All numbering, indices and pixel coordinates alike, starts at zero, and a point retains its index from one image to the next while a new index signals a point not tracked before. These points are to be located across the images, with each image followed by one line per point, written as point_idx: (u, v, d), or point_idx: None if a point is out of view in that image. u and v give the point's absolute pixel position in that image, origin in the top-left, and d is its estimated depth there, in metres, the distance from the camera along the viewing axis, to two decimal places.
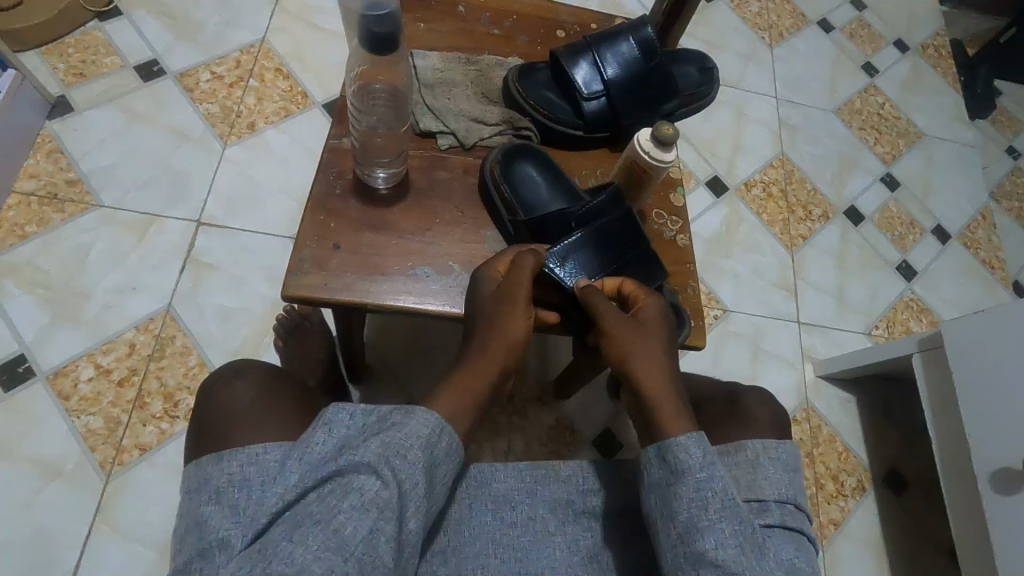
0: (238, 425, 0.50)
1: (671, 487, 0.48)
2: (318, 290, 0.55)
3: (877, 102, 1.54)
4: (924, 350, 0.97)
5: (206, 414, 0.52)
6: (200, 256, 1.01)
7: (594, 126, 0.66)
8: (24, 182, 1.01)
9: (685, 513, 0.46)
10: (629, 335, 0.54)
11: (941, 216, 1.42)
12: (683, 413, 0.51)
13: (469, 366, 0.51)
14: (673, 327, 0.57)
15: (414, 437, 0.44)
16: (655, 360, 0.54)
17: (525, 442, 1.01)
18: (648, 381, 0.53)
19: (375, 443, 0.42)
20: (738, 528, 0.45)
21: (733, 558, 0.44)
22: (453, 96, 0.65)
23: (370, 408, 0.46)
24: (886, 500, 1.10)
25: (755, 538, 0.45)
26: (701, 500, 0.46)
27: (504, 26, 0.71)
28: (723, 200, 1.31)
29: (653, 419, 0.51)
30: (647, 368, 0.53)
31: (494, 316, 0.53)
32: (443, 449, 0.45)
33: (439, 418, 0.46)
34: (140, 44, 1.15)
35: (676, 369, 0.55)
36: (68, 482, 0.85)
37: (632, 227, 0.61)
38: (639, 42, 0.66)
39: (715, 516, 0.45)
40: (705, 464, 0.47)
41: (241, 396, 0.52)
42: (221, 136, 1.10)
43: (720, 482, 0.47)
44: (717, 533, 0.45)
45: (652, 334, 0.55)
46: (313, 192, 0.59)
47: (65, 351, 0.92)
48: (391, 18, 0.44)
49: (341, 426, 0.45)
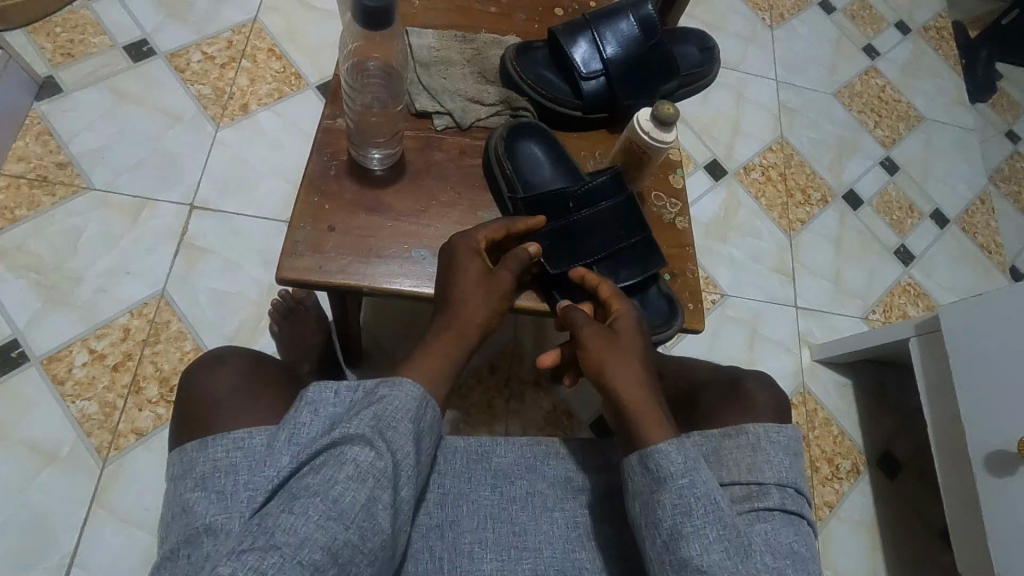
0: (224, 412, 0.49)
1: (654, 495, 0.47)
2: (313, 273, 0.54)
3: (877, 85, 1.52)
4: (921, 335, 0.97)
5: (188, 402, 0.51)
6: (194, 240, 1.00)
7: (593, 106, 0.64)
8: (14, 164, 0.99)
9: (668, 521, 0.46)
10: (605, 349, 0.54)
11: (940, 201, 1.42)
12: (663, 417, 0.51)
13: (434, 347, 0.50)
14: (646, 335, 0.57)
15: (403, 409, 0.44)
16: (632, 367, 0.53)
17: (522, 426, 1.01)
18: (626, 388, 0.52)
19: (367, 416, 0.42)
20: (721, 533, 0.45)
21: (717, 562, 0.44)
22: (449, 76, 0.63)
23: (353, 384, 0.45)
24: (879, 483, 1.11)
25: (739, 541, 0.45)
26: (684, 506, 0.46)
27: (502, 4, 0.70)
28: (722, 183, 1.30)
29: (636, 427, 0.51)
30: (624, 377, 0.53)
31: (475, 294, 0.52)
32: (428, 422, 0.46)
33: (422, 390, 0.46)
34: (129, 23, 1.12)
35: (653, 377, 0.55)
36: (64, 465, 0.85)
37: (631, 212, 0.60)
38: (638, 20, 0.64)
39: (699, 522, 0.45)
40: (686, 470, 0.47)
41: (222, 383, 0.51)
42: (213, 118, 1.09)
43: (704, 489, 0.47)
44: (702, 538, 0.45)
45: (627, 341, 0.55)
46: (306, 173, 0.58)
47: (58, 336, 0.91)
48: None
49: (326, 404, 0.44)
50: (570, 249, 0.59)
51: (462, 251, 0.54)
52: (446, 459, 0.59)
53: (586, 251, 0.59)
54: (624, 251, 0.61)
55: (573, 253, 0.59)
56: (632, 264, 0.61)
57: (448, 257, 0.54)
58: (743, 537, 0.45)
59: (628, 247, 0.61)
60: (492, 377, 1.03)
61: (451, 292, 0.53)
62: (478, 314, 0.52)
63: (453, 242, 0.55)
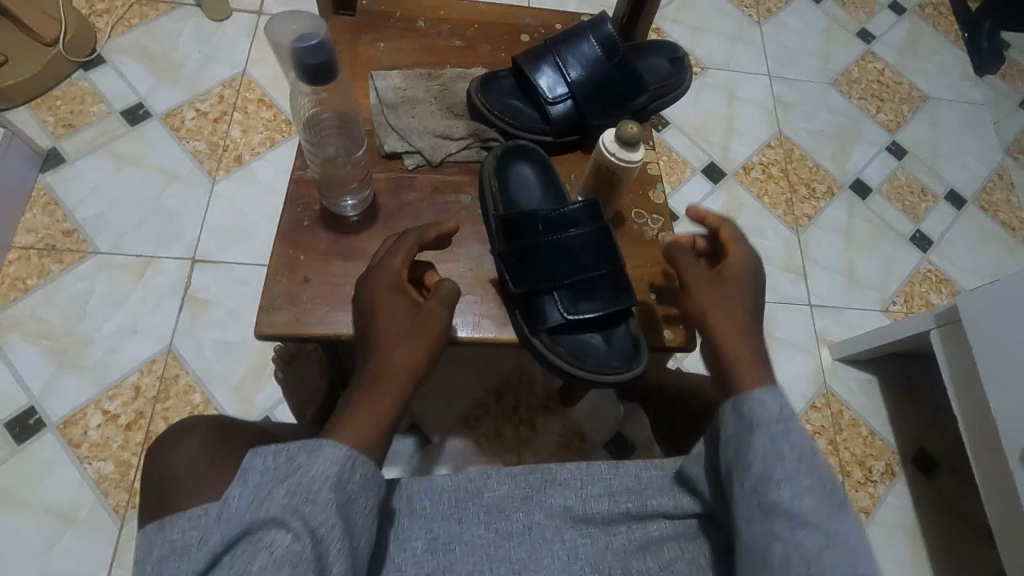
0: (182, 484, 0.51)
1: (745, 437, 0.51)
2: (290, 327, 0.54)
3: (875, 69, 1.48)
4: (942, 327, 0.93)
5: (154, 475, 0.52)
6: (197, 292, 1.02)
7: (562, 130, 0.63)
8: (23, 236, 1.03)
9: (761, 465, 0.49)
10: (715, 293, 0.58)
11: (954, 181, 1.37)
12: (759, 366, 0.55)
13: (365, 392, 0.49)
14: (757, 285, 0.60)
15: (320, 479, 0.43)
16: (735, 313, 0.58)
17: (536, 453, 0.99)
18: (727, 334, 0.57)
19: (280, 495, 0.42)
20: (814, 481, 0.48)
21: (809, 505, 0.47)
22: (417, 114, 0.64)
23: (276, 450, 0.45)
24: (917, 483, 1.06)
25: (833, 490, 0.48)
26: (779, 451, 0.49)
27: (467, 37, 0.70)
28: (721, 186, 1.27)
29: (730, 368, 0.55)
30: (731, 320, 0.57)
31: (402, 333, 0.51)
32: (359, 481, 0.45)
33: (348, 449, 0.45)
34: (125, 90, 1.16)
35: (757, 324, 0.58)
36: (84, 527, 0.86)
37: (606, 244, 0.56)
38: (600, 40, 0.63)
39: (794, 468, 0.48)
40: (782, 418, 0.51)
41: (182, 453, 0.53)
42: (209, 172, 1.11)
43: (796, 438, 0.50)
44: (797, 485, 0.48)
45: (733, 293, 0.59)
46: (280, 225, 0.58)
47: (72, 400, 0.93)
48: (322, 48, 0.41)
49: (254, 474, 0.43)
50: (534, 271, 0.55)
51: (386, 283, 0.53)
52: (433, 502, 0.59)
53: (555, 271, 0.55)
54: (592, 284, 0.56)
55: (537, 275, 0.55)
56: (599, 295, 0.56)
57: (369, 288, 0.53)
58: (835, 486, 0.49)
59: (595, 277, 0.56)
60: (500, 405, 1.02)
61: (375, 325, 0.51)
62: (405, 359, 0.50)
63: (375, 274, 0.53)
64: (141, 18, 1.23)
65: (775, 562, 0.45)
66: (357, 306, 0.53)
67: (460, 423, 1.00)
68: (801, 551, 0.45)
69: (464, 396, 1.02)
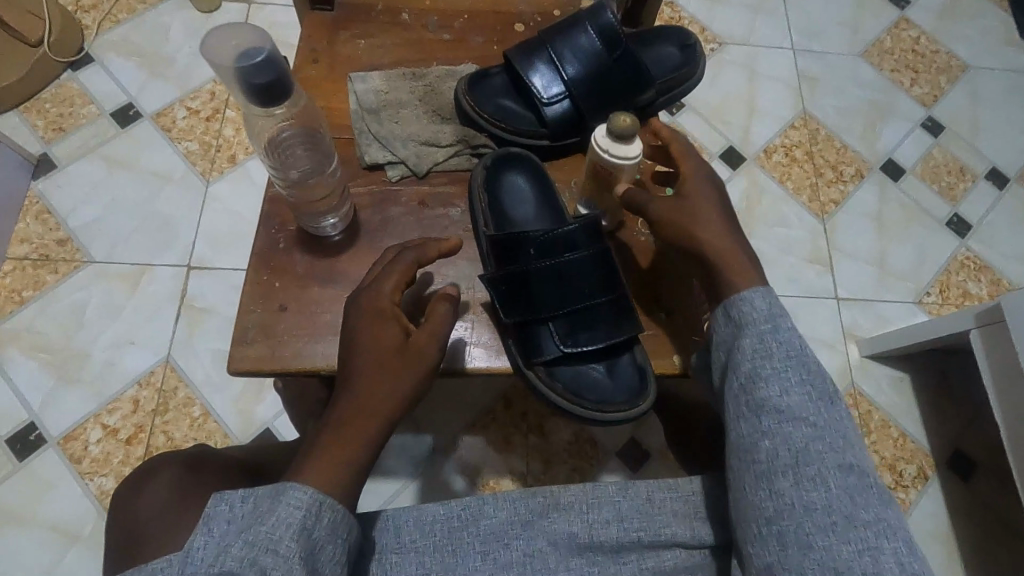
0: (151, 529, 0.50)
1: (735, 339, 0.50)
2: (266, 361, 0.50)
3: (910, 37, 1.37)
4: (983, 327, 0.86)
5: (127, 519, 0.52)
6: (194, 301, 0.99)
7: (559, 133, 0.58)
8: (17, 247, 1.00)
9: (748, 363, 0.48)
10: (681, 213, 0.55)
11: (996, 158, 1.27)
12: (751, 266, 0.53)
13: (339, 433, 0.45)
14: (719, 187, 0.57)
15: (284, 525, 0.39)
16: (710, 226, 0.54)
17: (545, 461, 0.96)
18: (715, 245, 0.53)
19: (239, 544, 0.38)
20: (805, 378, 0.47)
21: (797, 399, 0.46)
22: (401, 119, 0.58)
23: (239, 498, 0.41)
24: (952, 487, 1.00)
25: (823, 386, 0.47)
26: (766, 349, 0.48)
27: (455, 29, 0.64)
28: (741, 171, 1.19)
29: (725, 284, 0.52)
30: (708, 236, 0.54)
31: (381, 370, 0.47)
32: (325, 528, 0.41)
33: (315, 492, 0.42)
34: (114, 89, 1.12)
35: (733, 226, 0.56)
36: (89, 543, 0.85)
37: (605, 271, 0.53)
38: (599, 31, 0.56)
39: (780, 364, 0.48)
40: (770, 316, 0.50)
41: (151, 498, 0.52)
42: (202, 174, 1.07)
43: (786, 336, 0.49)
44: (783, 381, 0.47)
45: (705, 205, 0.55)
46: (254, 248, 0.54)
47: (72, 414, 0.92)
48: (269, 62, 0.38)
49: (219, 521, 0.40)
50: (528, 301, 0.52)
51: (371, 311, 0.48)
52: (423, 533, 0.55)
53: (547, 304, 0.52)
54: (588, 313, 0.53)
55: (530, 307, 0.52)
56: (597, 327, 0.53)
57: (357, 316, 0.49)
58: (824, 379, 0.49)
59: (595, 308, 0.53)
60: (507, 411, 0.98)
61: (355, 356, 0.48)
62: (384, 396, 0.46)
63: (364, 299, 0.50)
64: (128, 12, 1.18)
65: (763, 456, 0.45)
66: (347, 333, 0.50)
67: (466, 431, 0.96)
68: (789, 444, 0.45)
69: (469, 403, 0.98)
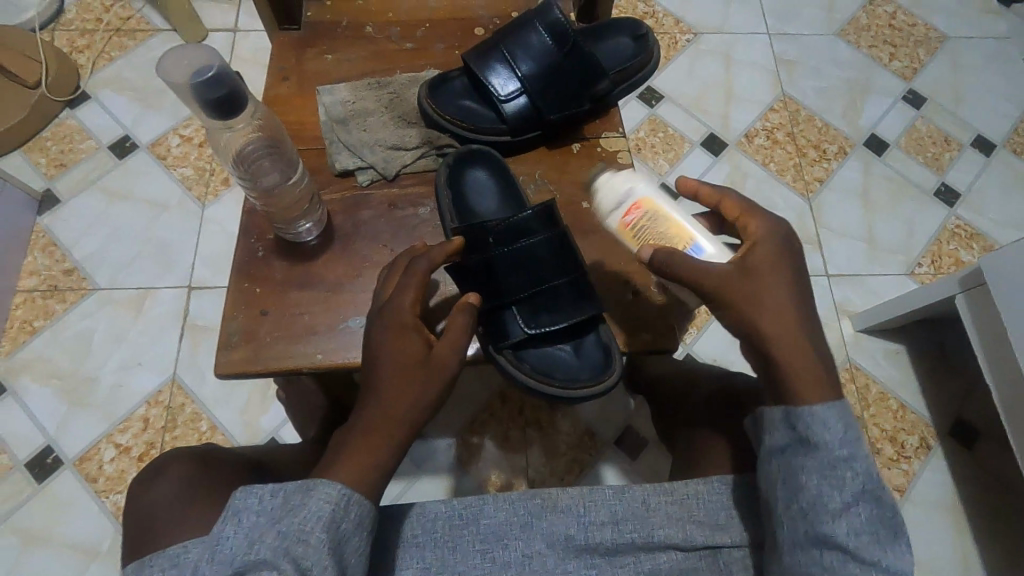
0: (162, 522, 0.47)
1: (797, 458, 0.47)
2: (249, 363, 0.52)
3: (886, 12, 1.38)
4: (968, 292, 0.86)
5: (135, 516, 0.49)
6: (196, 320, 1.03)
7: (520, 127, 0.60)
8: (27, 279, 1.05)
9: (813, 488, 0.45)
10: (742, 289, 0.50)
11: (981, 126, 1.26)
12: (818, 372, 0.48)
13: (353, 441, 0.45)
14: (791, 246, 0.53)
15: (314, 518, 0.41)
16: (776, 311, 0.50)
17: (545, 454, 0.97)
18: (779, 338, 0.49)
19: (273, 535, 0.39)
20: (872, 513, 0.45)
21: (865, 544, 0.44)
22: (368, 127, 0.61)
23: (275, 488, 0.43)
24: (956, 455, 0.99)
25: (891, 523, 0.45)
26: (834, 478, 0.45)
27: (417, 37, 0.67)
28: (723, 157, 1.21)
29: (782, 379, 0.48)
30: (771, 323, 0.49)
31: (405, 379, 0.47)
32: (351, 521, 0.42)
33: (344, 487, 0.43)
34: (111, 123, 1.17)
35: (804, 302, 0.51)
36: (108, 558, 0.88)
37: (560, 253, 0.55)
38: (548, 28, 0.59)
39: (849, 497, 0.45)
40: (844, 441, 0.46)
41: (162, 493, 0.49)
42: (198, 198, 1.11)
43: (859, 465, 0.46)
44: (850, 517, 0.44)
45: (768, 280, 0.50)
46: (235, 259, 0.56)
47: (86, 436, 0.95)
48: (222, 78, 0.41)
49: (249, 513, 0.41)
50: (490, 288, 0.55)
51: (395, 321, 0.49)
52: (424, 529, 0.56)
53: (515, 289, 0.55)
54: (547, 295, 0.56)
55: (492, 291, 0.55)
56: (562, 308, 0.56)
57: (381, 327, 0.49)
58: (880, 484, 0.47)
59: (555, 290, 0.56)
60: (505, 408, 1.00)
61: (379, 366, 0.48)
62: (406, 404, 0.47)
63: (388, 309, 0.50)
64: (120, 49, 1.23)
65: None
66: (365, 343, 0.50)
67: (466, 429, 0.98)
68: None
69: (467, 402, 0.99)
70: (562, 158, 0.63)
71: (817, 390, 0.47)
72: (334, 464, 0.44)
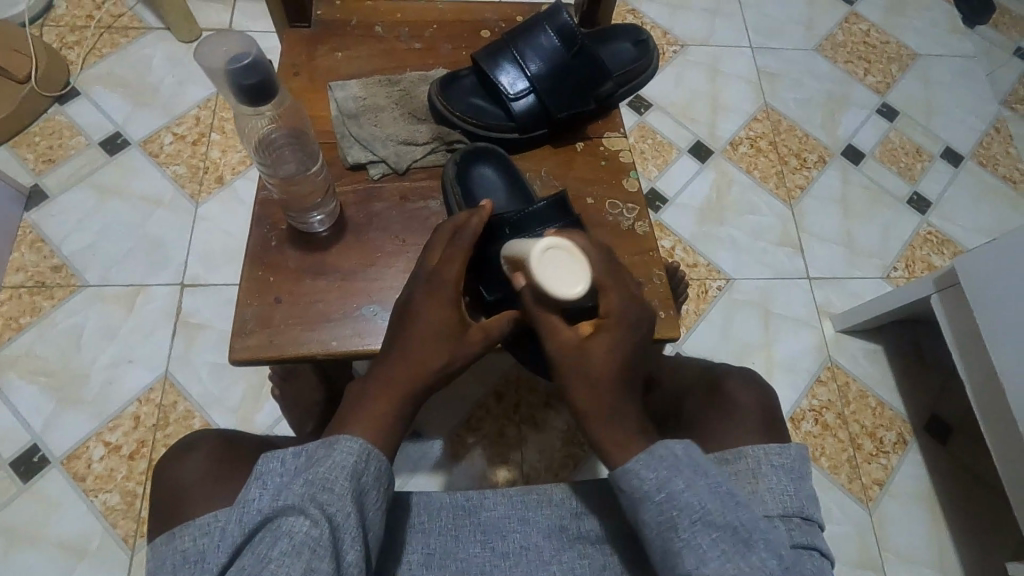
0: (191, 495, 0.50)
1: (641, 512, 0.44)
2: (264, 349, 0.54)
3: (861, 30, 1.45)
4: (942, 292, 0.91)
5: (164, 491, 0.51)
6: (189, 317, 1.02)
7: (528, 125, 0.64)
8: (13, 275, 1.03)
9: (658, 538, 0.43)
10: (569, 363, 0.49)
11: (950, 138, 1.33)
12: (632, 440, 0.46)
13: (372, 398, 0.47)
14: (642, 328, 0.51)
15: (337, 469, 0.42)
16: (597, 384, 0.48)
17: (540, 450, 0.99)
18: (588, 408, 0.47)
19: (299, 483, 0.41)
20: (716, 537, 0.41)
21: (717, 571, 0.39)
22: (379, 122, 0.64)
23: (297, 448, 0.44)
24: (931, 449, 1.04)
25: (739, 537, 0.41)
26: (669, 520, 0.42)
27: (425, 38, 0.70)
28: (710, 164, 1.25)
29: (599, 448, 0.47)
30: (588, 396, 0.48)
31: (434, 341, 0.49)
32: (372, 475, 0.44)
33: (364, 443, 0.44)
34: (102, 120, 1.16)
35: (631, 378, 0.49)
36: (96, 559, 0.87)
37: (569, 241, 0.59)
38: (557, 30, 0.63)
39: (687, 534, 0.41)
40: (659, 484, 0.43)
41: (189, 471, 0.51)
42: (192, 196, 1.11)
43: (687, 499, 0.42)
44: (696, 551, 0.40)
45: (599, 357, 0.48)
46: (249, 247, 0.58)
47: (73, 434, 0.94)
48: (258, 67, 0.44)
49: (273, 474, 0.42)
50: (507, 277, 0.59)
51: (440, 290, 0.50)
52: (432, 516, 0.56)
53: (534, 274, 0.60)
54: None
55: (509, 283, 0.60)
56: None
57: (423, 293, 0.51)
58: (792, 459, 0.50)
59: None
60: (500, 405, 1.01)
61: (416, 329, 0.49)
62: (431, 366, 0.48)
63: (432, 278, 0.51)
64: (112, 46, 1.23)
65: None
66: (404, 304, 0.51)
67: (461, 427, 0.99)
68: None
69: (463, 399, 1.01)
70: (567, 157, 0.66)
71: (626, 452, 0.46)
72: (353, 422, 0.46)
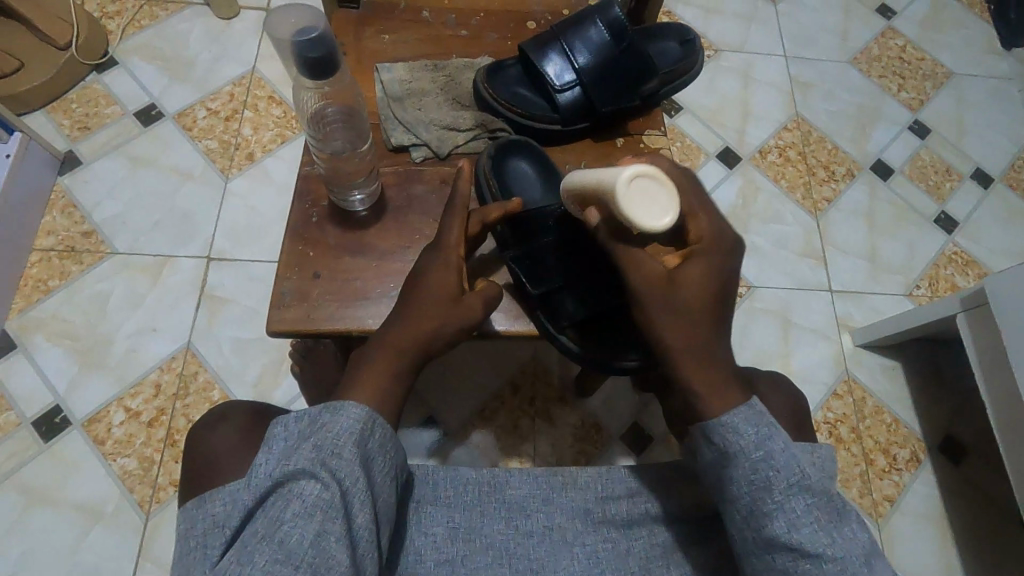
0: (224, 464, 0.51)
1: (728, 471, 0.45)
2: (302, 323, 0.55)
3: (896, 45, 1.44)
4: (969, 312, 0.90)
5: (194, 458, 0.52)
6: (214, 291, 1.03)
7: (571, 117, 0.65)
8: (43, 239, 1.04)
9: (746, 499, 0.44)
10: (659, 303, 0.49)
11: (981, 159, 1.32)
12: (730, 384, 0.47)
13: (375, 356, 0.48)
14: (728, 257, 0.52)
15: (344, 434, 0.42)
16: (689, 327, 0.48)
17: (551, 443, 0.99)
18: (680, 351, 0.48)
19: (306, 448, 0.41)
20: (809, 503, 0.42)
21: (808, 536, 0.41)
22: (424, 106, 0.64)
23: (299, 413, 0.44)
24: (944, 470, 1.03)
25: (834, 502, 0.43)
26: (762, 482, 0.43)
27: (471, 26, 0.70)
28: (737, 171, 1.25)
29: (695, 394, 0.47)
30: (685, 335, 0.48)
31: (431, 302, 0.50)
32: (377, 440, 0.44)
33: (368, 409, 0.45)
34: (138, 91, 1.17)
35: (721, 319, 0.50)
36: (111, 522, 0.88)
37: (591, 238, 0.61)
38: (607, 24, 0.64)
39: (779, 496, 0.42)
40: (759, 444, 0.44)
41: (220, 439, 0.52)
42: (222, 171, 1.12)
43: (783, 459, 0.43)
44: (785, 513, 0.42)
45: (688, 289, 0.49)
46: (290, 221, 0.59)
47: (95, 398, 0.95)
48: (322, 41, 0.45)
49: (278, 441, 0.42)
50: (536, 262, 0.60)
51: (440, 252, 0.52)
52: (456, 491, 0.57)
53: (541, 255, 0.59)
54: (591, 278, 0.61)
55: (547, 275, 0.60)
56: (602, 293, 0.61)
57: (428, 258, 0.53)
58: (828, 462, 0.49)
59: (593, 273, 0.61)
60: (516, 396, 1.02)
61: (419, 291, 0.51)
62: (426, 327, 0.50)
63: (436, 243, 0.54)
64: (151, 19, 1.24)
65: None
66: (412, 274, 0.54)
67: (474, 416, 0.99)
68: None
69: (478, 388, 1.01)
70: (606, 152, 0.66)
71: (724, 399, 0.46)
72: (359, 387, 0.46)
